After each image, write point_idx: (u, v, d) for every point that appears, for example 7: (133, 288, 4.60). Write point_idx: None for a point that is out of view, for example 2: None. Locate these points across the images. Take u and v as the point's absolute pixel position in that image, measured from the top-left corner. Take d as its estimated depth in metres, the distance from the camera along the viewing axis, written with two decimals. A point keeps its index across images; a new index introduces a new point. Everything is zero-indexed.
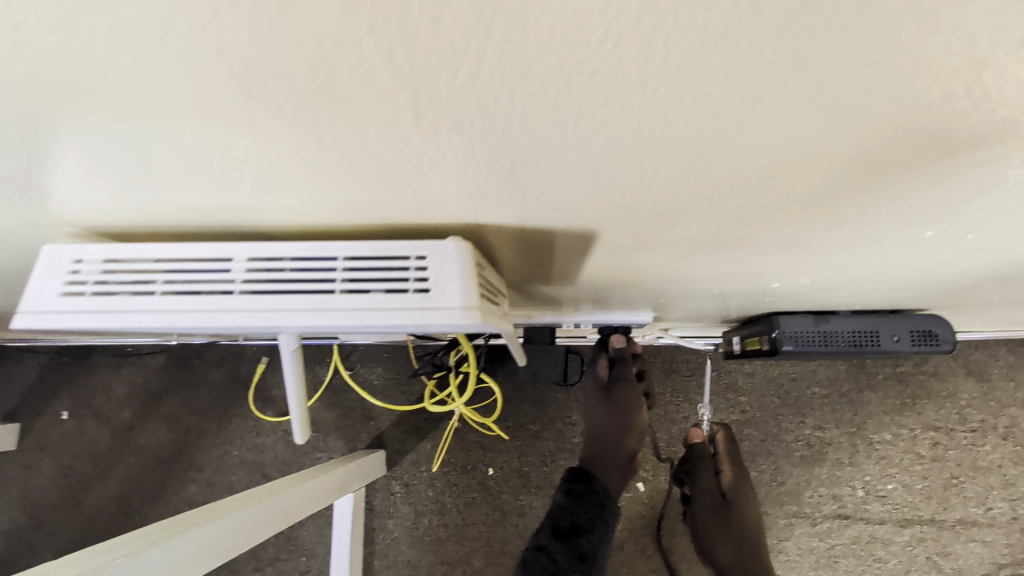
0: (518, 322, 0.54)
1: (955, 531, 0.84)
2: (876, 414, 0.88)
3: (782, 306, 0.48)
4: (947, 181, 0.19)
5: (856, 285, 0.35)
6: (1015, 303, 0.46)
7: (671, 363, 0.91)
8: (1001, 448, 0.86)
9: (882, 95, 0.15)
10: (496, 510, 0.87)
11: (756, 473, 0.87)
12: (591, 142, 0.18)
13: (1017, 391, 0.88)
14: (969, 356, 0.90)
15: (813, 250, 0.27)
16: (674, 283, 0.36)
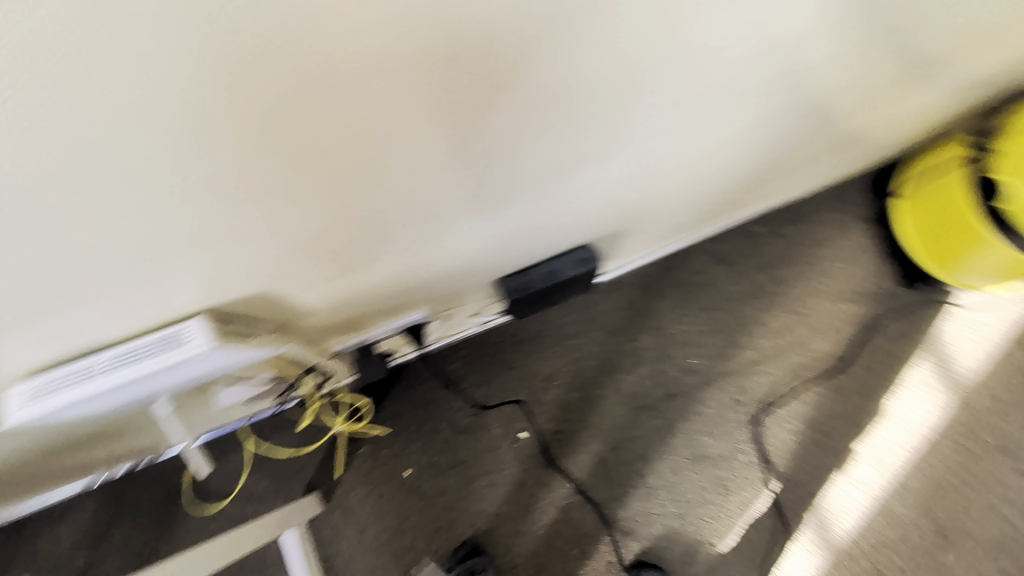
0: (344, 347, 0.75)
1: (744, 372, 1.14)
2: (667, 313, 1.18)
3: (502, 272, 0.74)
4: (372, 194, 0.49)
5: (482, 239, 0.64)
6: (629, 218, 0.76)
7: (514, 336, 1.15)
8: (755, 304, 1.18)
9: (288, 187, 0.44)
10: (422, 497, 1.07)
11: (602, 389, 1.14)
12: (219, 244, 0.46)
13: (752, 262, 1.20)
14: (715, 249, 1.21)
15: (388, 238, 0.57)
16: (387, 277, 0.63)
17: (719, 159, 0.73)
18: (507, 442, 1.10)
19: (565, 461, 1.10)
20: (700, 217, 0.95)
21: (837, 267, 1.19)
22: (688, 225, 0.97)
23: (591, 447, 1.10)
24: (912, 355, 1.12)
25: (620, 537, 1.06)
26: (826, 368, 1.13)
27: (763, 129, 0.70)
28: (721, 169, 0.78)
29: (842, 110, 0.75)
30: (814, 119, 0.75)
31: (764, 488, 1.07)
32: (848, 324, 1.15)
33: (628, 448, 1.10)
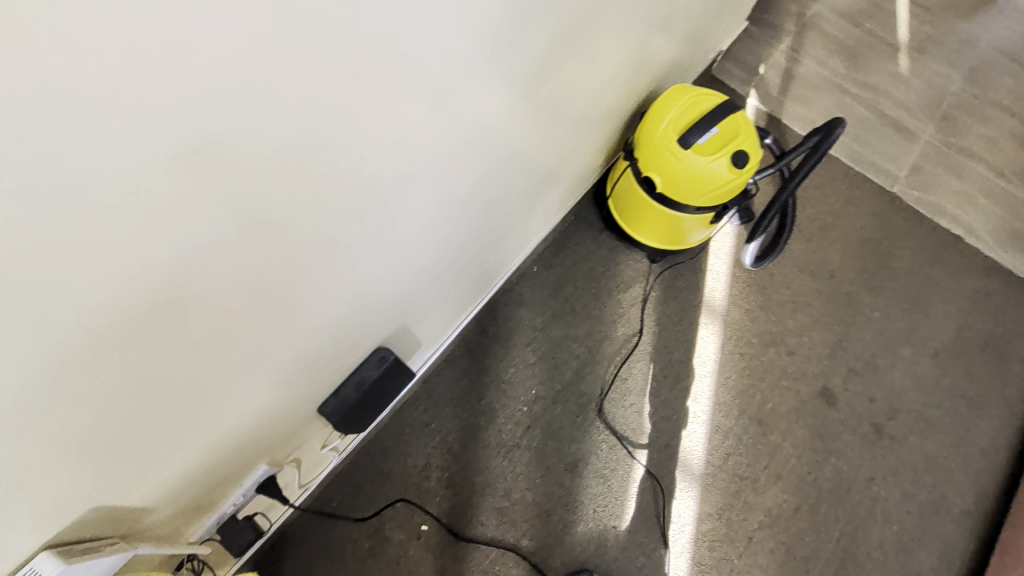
0: (205, 529, 0.80)
1: (578, 379, 1.30)
2: (498, 363, 1.30)
3: (317, 396, 0.84)
4: (164, 388, 0.56)
5: (285, 373, 0.73)
6: (402, 302, 0.89)
7: (378, 447, 1.22)
8: (563, 321, 1.35)
9: (81, 422, 0.50)
10: None
11: (474, 453, 1.23)
12: (32, 495, 0.50)
13: (546, 288, 1.38)
14: (515, 291, 1.36)
15: (197, 412, 0.63)
16: (211, 443, 0.69)
17: (450, 242, 0.91)
18: (412, 541, 1.17)
19: (470, 529, 1.19)
20: (472, 281, 1.12)
21: (608, 266, 1.42)
22: (469, 291, 1.14)
23: (488, 504, 1.20)
24: (682, 305, 1.41)
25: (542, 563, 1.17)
26: (632, 345, 1.35)
27: (469, 210, 0.89)
28: (460, 252, 0.97)
29: (522, 169, 0.98)
30: (507, 184, 0.97)
31: (635, 461, 1.25)
32: (633, 304, 1.40)
33: (517, 491, 1.21)
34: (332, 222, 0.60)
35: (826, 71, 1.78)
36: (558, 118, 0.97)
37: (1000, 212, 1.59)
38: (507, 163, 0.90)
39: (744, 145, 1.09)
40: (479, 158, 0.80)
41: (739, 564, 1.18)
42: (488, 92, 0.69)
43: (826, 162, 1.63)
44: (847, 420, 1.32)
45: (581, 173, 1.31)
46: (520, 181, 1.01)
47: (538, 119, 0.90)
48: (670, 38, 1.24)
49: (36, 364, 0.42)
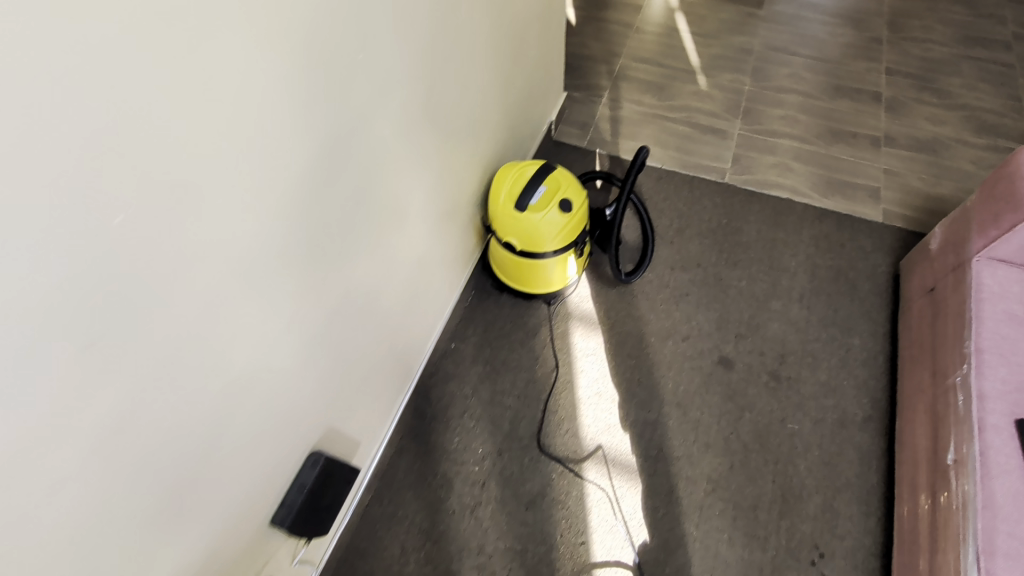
0: None
1: (515, 426, 1.46)
2: (442, 437, 1.44)
3: (271, 503, 0.97)
4: (138, 512, 0.70)
5: (238, 480, 0.87)
6: (323, 405, 1.05)
7: (355, 549, 1.30)
8: (488, 383, 1.52)
9: (77, 549, 0.63)
10: None
11: (442, 522, 1.34)
12: None
13: (465, 360, 1.55)
14: (438, 371, 1.53)
15: (169, 527, 0.77)
16: (186, 553, 0.81)
17: (344, 348, 1.08)
18: None
19: None
20: (384, 376, 1.28)
21: (514, 321, 1.61)
22: (385, 386, 1.29)
23: (467, 565, 1.29)
24: (585, 331, 1.60)
25: None
26: (551, 380, 1.52)
27: (349, 317, 1.07)
28: (357, 352, 1.13)
29: (387, 271, 1.18)
30: (379, 286, 1.16)
31: (584, 479, 1.38)
32: (544, 344, 1.57)
33: (489, 543, 1.31)
34: (220, 365, 0.77)
35: (643, 105, 2.11)
36: (401, 223, 1.18)
37: (813, 170, 1.89)
38: (367, 271, 1.10)
39: (567, 194, 1.35)
40: (335, 276, 0.99)
41: (698, 534, 1.31)
42: (317, 230, 0.90)
43: (665, 176, 1.92)
44: (747, 376, 1.52)
45: (454, 254, 1.51)
46: (391, 279, 1.20)
47: (381, 231, 1.11)
48: (488, 130, 1.50)
49: (31, 511, 0.57)
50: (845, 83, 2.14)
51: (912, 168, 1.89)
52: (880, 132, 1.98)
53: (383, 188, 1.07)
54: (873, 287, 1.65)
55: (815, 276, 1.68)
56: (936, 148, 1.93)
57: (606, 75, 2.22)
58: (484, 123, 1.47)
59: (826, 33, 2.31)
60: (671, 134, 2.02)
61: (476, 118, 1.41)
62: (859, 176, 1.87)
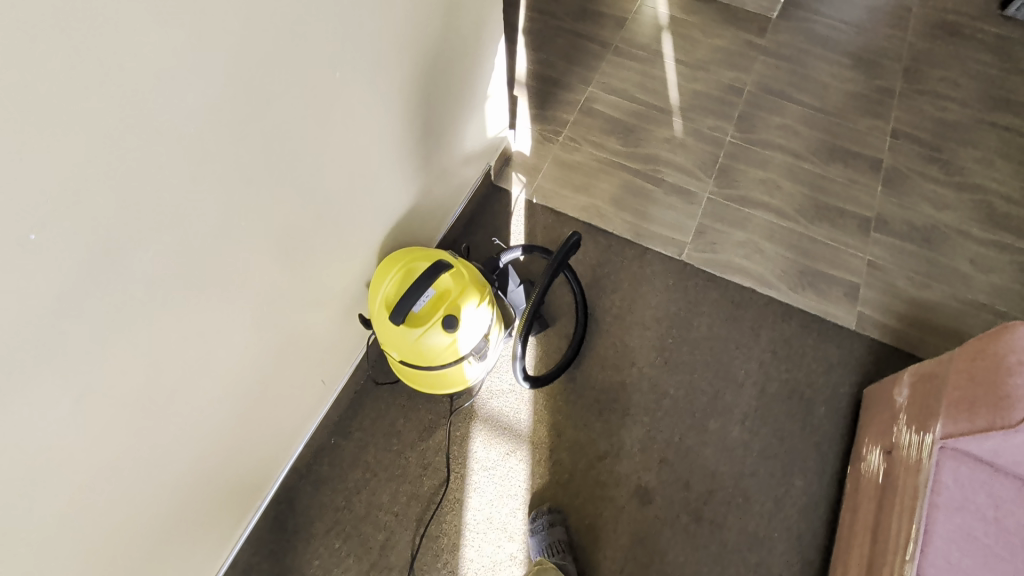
0: None
1: (383, 552, 1.33)
2: (301, 560, 1.33)
3: None
4: None
5: None
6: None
7: None
8: (364, 497, 1.38)
9: None
10: None
11: None
12: None
13: (342, 463, 1.42)
14: (308, 479, 1.41)
15: None
16: None
17: (110, 525, 0.91)
18: None
19: None
20: (200, 513, 1.11)
21: (406, 418, 1.45)
22: (201, 521, 1.12)
23: None
24: (491, 436, 1.43)
25: None
26: (438, 497, 1.38)
27: (109, 501, 0.88)
28: (141, 515, 0.97)
29: (190, 420, 0.98)
30: (173, 441, 0.96)
31: None
32: (437, 451, 1.42)
33: None
34: None
35: (603, 152, 1.83)
36: (209, 364, 0.97)
37: (786, 254, 1.62)
38: (144, 442, 0.90)
39: (457, 304, 1.13)
40: (69, 475, 0.79)
41: None
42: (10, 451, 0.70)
43: (615, 245, 1.67)
44: (666, 513, 1.32)
45: (323, 350, 1.29)
46: (196, 430, 1.00)
47: (165, 390, 0.90)
48: (369, 212, 1.23)
49: None
50: (842, 143, 1.82)
51: (902, 262, 1.61)
52: (872, 212, 1.69)
53: (157, 351, 0.85)
54: (830, 413, 1.42)
55: (764, 392, 1.45)
56: (932, 239, 1.65)
57: (566, 108, 1.92)
58: (360, 207, 1.20)
59: (832, 75, 1.96)
60: (628, 193, 1.75)
61: (344, 207, 1.14)
62: (839, 267, 1.59)
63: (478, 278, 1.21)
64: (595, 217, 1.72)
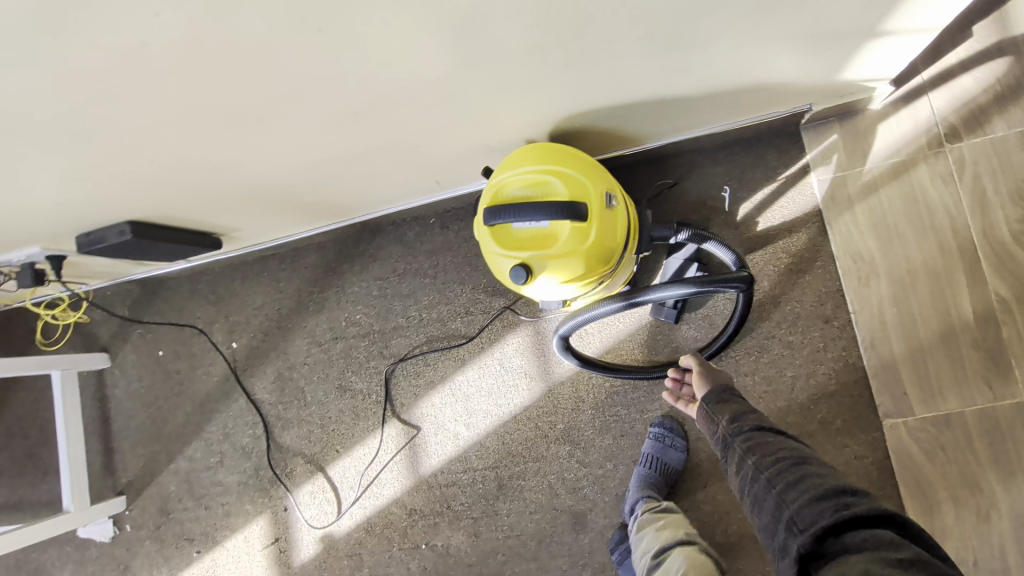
0: (10, 258, 1.19)
1: (391, 331, 1.50)
2: (349, 276, 1.55)
3: (87, 225, 1.11)
4: None
5: (36, 210, 1.02)
6: (163, 202, 1.09)
7: (242, 273, 1.62)
8: (413, 282, 1.50)
9: None
10: (167, 372, 1.65)
11: (298, 324, 1.57)
12: None
13: (421, 244, 1.49)
14: (395, 230, 1.52)
15: None
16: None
17: (193, 180, 1.04)
18: (225, 344, 1.62)
19: (250, 382, 1.59)
20: (283, 204, 1.24)
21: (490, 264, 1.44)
22: (284, 209, 1.27)
23: (280, 361, 1.58)
24: (530, 347, 1.39)
25: (274, 424, 1.56)
26: (454, 345, 1.45)
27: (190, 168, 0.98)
28: (228, 186, 1.10)
29: (292, 164, 1.05)
30: (262, 153, 0.99)
31: (382, 426, 1.48)
32: (484, 311, 1.44)
33: (291, 371, 1.57)
34: None
35: (967, 217, 1.16)
36: (310, 125, 0.92)
37: (997, 545, 1.07)
38: (231, 163, 1.00)
39: (546, 262, 0.92)
40: (150, 137, 0.86)
41: (395, 551, 1.44)
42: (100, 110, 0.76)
43: (833, 329, 1.20)
44: (575, 549, 1.31)
45: (454, 162, 1.19)
46: (290, 160, 1.03)
47: (261, 118, 0.87)
48: (562, 90, 0.95)
49: None
50: None
51: None
52: None
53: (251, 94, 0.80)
54: None
55: None
56: None
57: (1004, 113, 1.15)
58: (551, 83, 0.92)
59: None
60: (931, 293, 1.16)
61: (524, 78, 0.89)
62: None
63: (605, 248, 0.94)
64: (854, 279, 1.20)
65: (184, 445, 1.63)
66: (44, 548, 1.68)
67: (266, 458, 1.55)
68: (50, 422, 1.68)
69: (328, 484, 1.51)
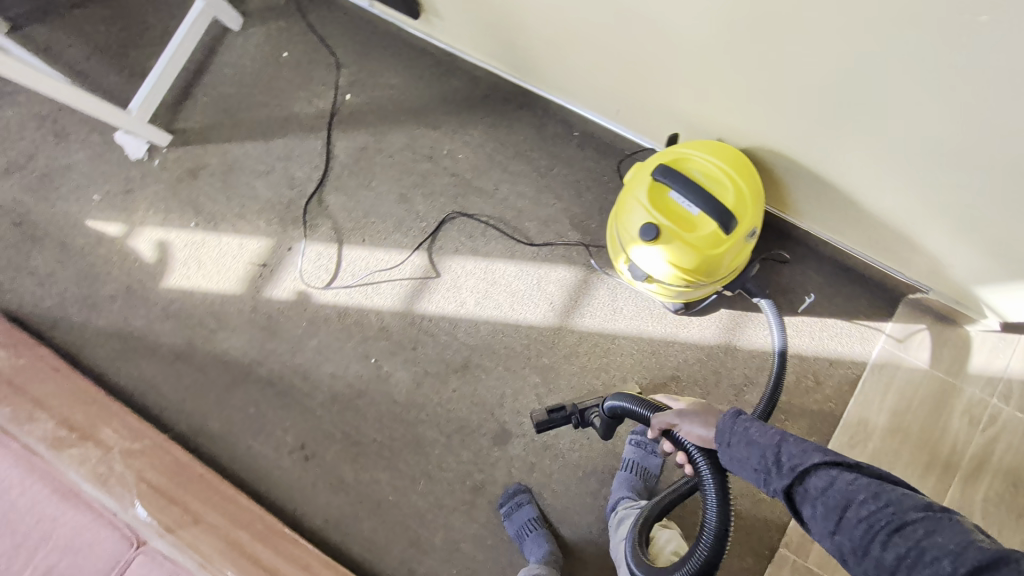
0: None
1: (475, 189, 1.58)
2: (478, 120, 1.60)
3: None
4: None
5: None
6: None
7: (396, 49, 1.65)
8: (521, 168, 1.57)
9: None
10: (276, 74, 1.69)
11: (409, 123, 1.63)
12: None
13: (552, 145, 1.56)
14: (541, 117, 1.57)
15: None
16: None
17: None
18: (339, 90, 1.66)
19: (335, 134, 1.64)
20: (503, 19, 1.29)
21: (591, 204, 1.53)
22: (498, 25, 1.32)
23: (372, 139, 1.63)
24: (570, 288, 1.50)
25: (330, 182, 1.63)
26: (515, 238, 1.54)
27: None
28: None
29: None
30: None
31: (412, 251, 1.57)
32: (558, 235, 1.53)
33: (375, 152, 1.62)
34: None
35: (963, 462, 1.28)
36: None
37: None
38: None
39: (670, 236, 1.00)
40: None
41: (349, 346, 1.55)
42: None
43: None
44: (484, 451, 1.47)
45: (651, 102, 1.26)
46: None
47: None
48: (807, 117, 1.03)
49: None
50: None
51: None
52: None
53: None
54: None
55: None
56: None
57: None
58: (806, 101, 1.00)
59: None
60: None
61: (805, 79, 0.96)
62: None
63: (716, 266, 1.02)
64: (846, 436, 1.34)
65: (243, 137, 1.67)
66: (80, 121, 1.74)
67: (304, 201, 1.62)
68: (152, 31, 1.70)
69: (335, 257, 1.59)
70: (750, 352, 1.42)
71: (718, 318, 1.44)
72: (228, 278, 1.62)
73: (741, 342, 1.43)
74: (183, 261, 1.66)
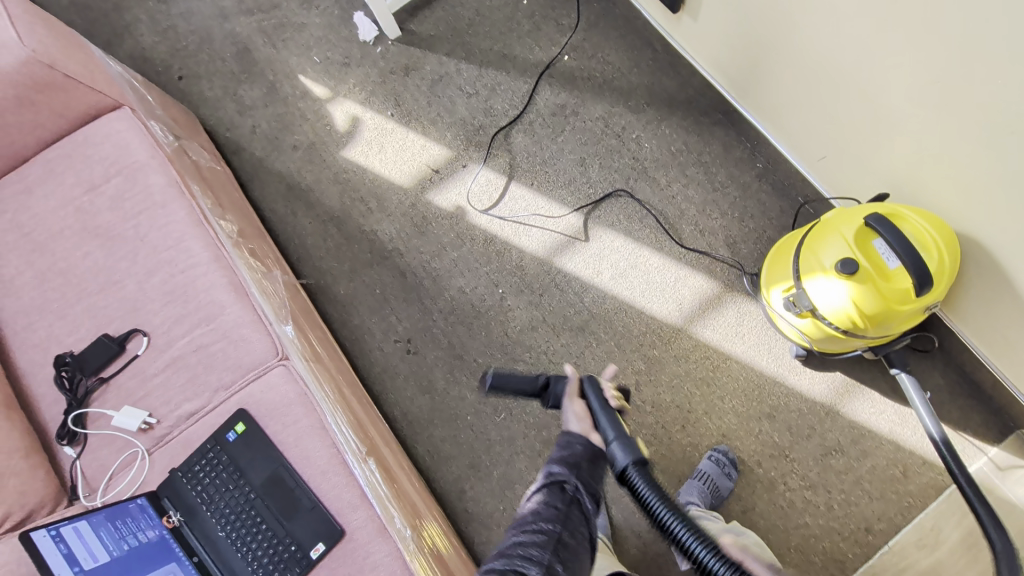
0: None
1: (649, 179, 1.66)
2: (674, 121, 1.69)
3: None
4: None
5: None
6: None
7: (625, 33, 1.77)
8: (698, 177, 1.65)
9: None
10: (511, 16, 1.83)
11: (611, 100, 1.73)
12: None
13: (734, 167, 1.64)
14: (734, 139, 1.66)
15: None
16: None
17: None
18: (561, 50, 1.78)
19: (542, 85, 1.76)
20: (756, 38, 1.39)
21: (750, 233, 1.59)
22: (748, 41, 1.42)
23: (573, 102, 1.74)
24: (703, 299, 1.57)
25: (521, 123, 1.74)
26: (669, 235, 1.62)
27: None
28: None
29: (829, 30, 1.21)
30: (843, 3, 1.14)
31: (572, 211, 1.67)
32: (709, 248, 1.60)
33: (571, 114, 1.74)
34: None
35: None
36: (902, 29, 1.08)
37: None
38: None
39: (863, 277, 1.07)
40: None
41: (484, 271, 1.65)
42: None
43: (863, 533, 1.39)
44: None
45: (861, 159, 1.33)
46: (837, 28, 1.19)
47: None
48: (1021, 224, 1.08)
49: None
50: None
51: None
52: None
53: None
54: None
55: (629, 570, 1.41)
56: None
57: None
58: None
59: None
60: None
61: None
62: None
63: (886, 322, 1.09)
64: (915, 536, 1.37)
65: (461, 58, 1.81)
66: None
67: (493, 131, 1.75)
68: None
69: (501, 190, 1.70)
70: (849, 422, 1.46)
71: (830, 379, 1.49)
72: (401, 170, 1.76)
73: (844, 410, 1.47)
74: (366, 140, 1.79)
